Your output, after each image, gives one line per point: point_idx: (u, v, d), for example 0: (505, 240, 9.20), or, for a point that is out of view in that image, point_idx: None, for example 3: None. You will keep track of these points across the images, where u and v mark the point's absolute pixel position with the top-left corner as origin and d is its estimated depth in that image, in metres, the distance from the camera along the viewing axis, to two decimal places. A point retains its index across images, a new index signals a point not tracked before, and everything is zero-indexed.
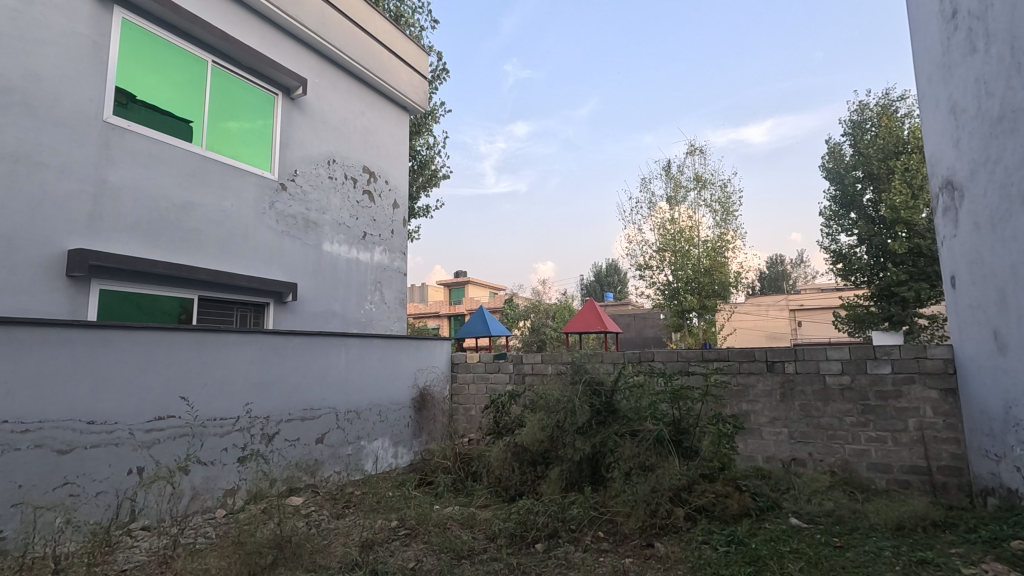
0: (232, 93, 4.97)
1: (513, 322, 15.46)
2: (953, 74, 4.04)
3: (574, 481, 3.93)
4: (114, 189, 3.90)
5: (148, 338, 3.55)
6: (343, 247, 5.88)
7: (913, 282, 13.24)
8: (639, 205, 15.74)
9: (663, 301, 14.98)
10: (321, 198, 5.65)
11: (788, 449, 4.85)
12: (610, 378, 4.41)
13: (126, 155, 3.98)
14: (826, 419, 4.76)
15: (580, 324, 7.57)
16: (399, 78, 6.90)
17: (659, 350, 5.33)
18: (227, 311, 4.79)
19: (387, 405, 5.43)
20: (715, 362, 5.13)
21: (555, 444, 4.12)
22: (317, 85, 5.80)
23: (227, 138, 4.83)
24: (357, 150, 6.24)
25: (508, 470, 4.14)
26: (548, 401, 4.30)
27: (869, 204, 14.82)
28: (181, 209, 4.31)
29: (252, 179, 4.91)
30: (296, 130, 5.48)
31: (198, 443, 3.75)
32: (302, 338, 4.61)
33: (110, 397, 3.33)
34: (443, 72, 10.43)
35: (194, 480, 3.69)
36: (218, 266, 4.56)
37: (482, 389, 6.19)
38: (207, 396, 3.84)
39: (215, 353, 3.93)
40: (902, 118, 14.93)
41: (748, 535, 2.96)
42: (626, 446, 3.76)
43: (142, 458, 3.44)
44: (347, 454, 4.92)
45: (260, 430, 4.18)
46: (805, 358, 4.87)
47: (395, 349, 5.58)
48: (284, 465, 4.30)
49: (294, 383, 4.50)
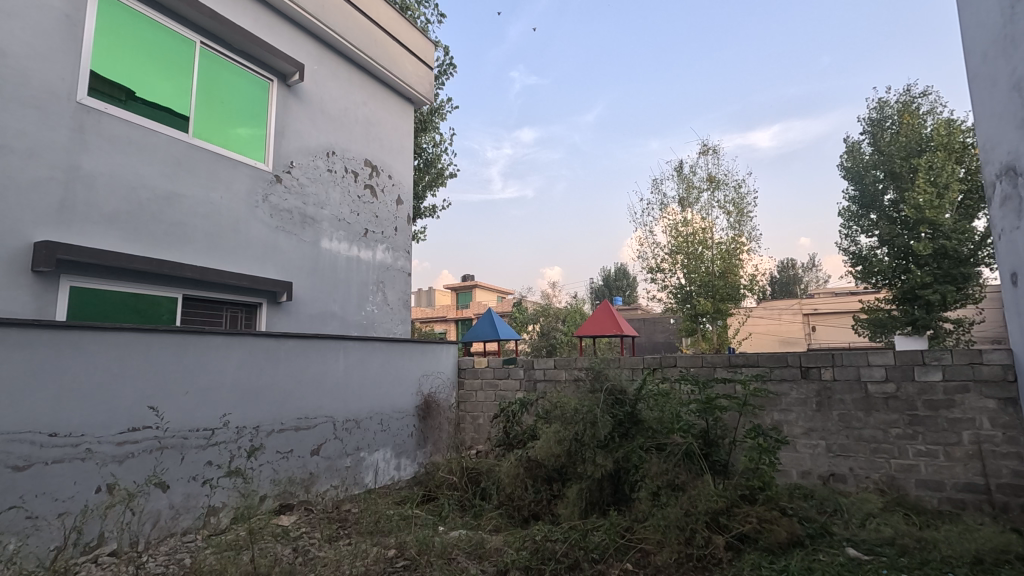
0: (224, 78, 4.63)
1: (522, 326, 15.04)
2: (1017, 46, 3.64)
3: (595, 501, 3.50)
4: (88, 177, 3.55)
5: (122, 340, 3.19)
6: (343, 245, 5.52)
7: (939, 284, 12.72)
8: (650, 207, 15.32)
9: (675, 305, 14.50)
10: (320, 192, 5.30)
11: (827, 464, 4.41)
12: (632, 385, 4.01)
13: (102, 140, 3.64)
14: (868, 431, 4.33)
15: (595, 327, 7.15)
16: (403, 67, 6.56)
17: (681, 355, 4.91)
18: (217, 312, 4.43)
19: (389, 414, 5.05)
20: (745, 367, 4.70)
21: (573, 459, 3.67)
22: (316, 72, 5.46)
23: (217, 125, 4.49)
24: (358, 143, 5.89)
25: (519, 489, 3.73)
26: (564, 412, 3.88)
27: (890, 204, 14.31)
28: (165, 201, 3.97)
29: (244, 170, 4.56)
30: (292, 119, 5.14)
31: (177, 456, 3.39)
32: (297, 341, 4.24)
33: (75, 406, 2.97)
34: (450, 68, 10.10)
35: (172, 498, 3.34)
36: (207, 262, 4.20)
37: (491, 396, 5.79)
38: (188, 405, 3.48)
39: (198, 357, 3.57)
40: (924, 115, 14.46)
41: (803, 572, 2.54)
42: (653, 463, 3.38)
43: (111, 474, 3.08)
44: (345, 467, 4.55)
45: (248, 441, 3.82)
46: (845, 364, 4.44)
47: (397, 353, 5.20)
48: (274, 480, 3.94)
49: (287, 390, 4.14)
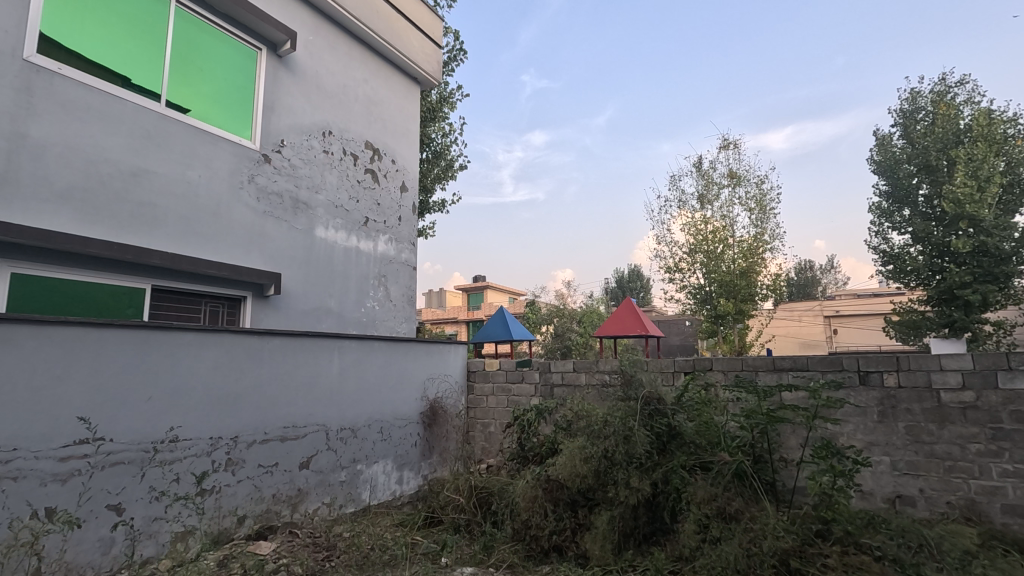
0: (204, 44, 4.12)
1: (535, 327, 14.44)
2: None
3: (629, 533, 2.93)
4: (36, 147, 3.06)
5: (67, 336, 2.68)
6: (340, 234, 5.00)
7: (978, 284, 11.92)
8: (666, 204, 14.68)
9: (695, 306, 13.83)
10: (315, 174, 4.79)
11: (891, 484, 3.79)
12: (670, 393, 3.44)
13: (55, 106, 3.15)
14: (942, 447, 3.69)
15: (616, 328, 6.54)
16: (408, 43, 6.04)
17: (719, 357, 4.31)
18: (194, 306, 3.92)
19: (390, 421, 4.51)
20: (794, 372, 4.10)
21: (602, 480, 3.09)
22: (311, 43, 4.94)
23: (193, 96, 4.00)
24: (358, 123, 5.38)
25: (538, 516, 3.13)
26: (589, 424, 3.29)
27: (923, 199, 13.47)
28: (132, 178, 3.47)
29: (226, 147, 4.06)
30: (283, 93, 4.63)
31: (136, 474, 2.87)
32: (283, 339, 3.72)
33: (5, 415, 2.45)
34: (460, 53, 9.57)
35: (128, 523, 2.82)
36: (181, 249, 3.70)
37: (503, 402, 5.23)
38: (149, 413, 2.96)
39: (163, 357, 3.05)
40: (961, 105, 13.61)
41: None
42: (699, 486, 2.83)
43: (52, 496, 2.56)
44: (339, 482, 4.02)
45: (224, 455, 3.29)
46: (911, 369, 3.82)
47: (399, 354, 4.66)
48: (255, 498, 3.43)
49: (272, 396, 3.61)
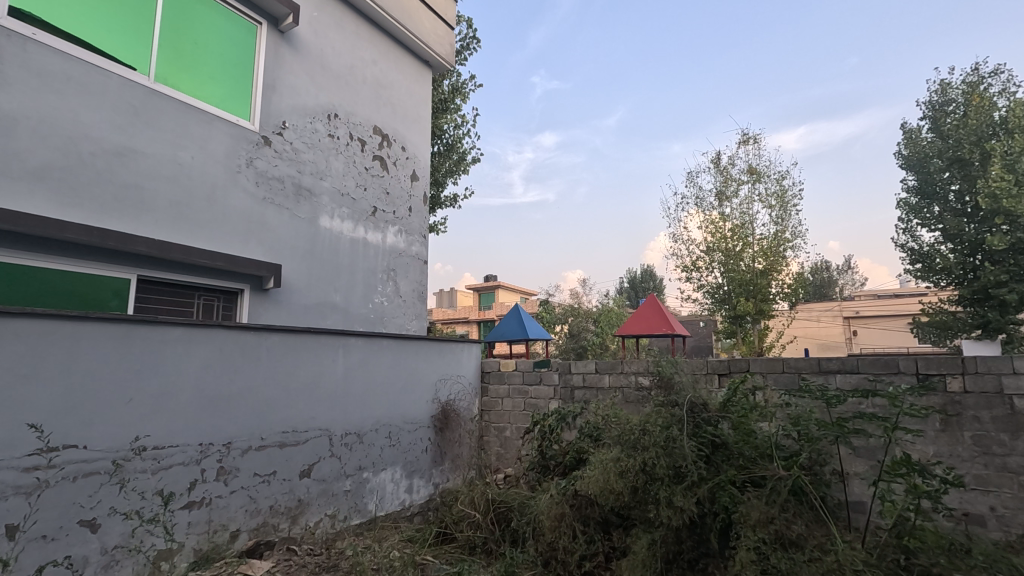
0: (200, 16, 3.81)
1: (547, 327, 14.03)
2: None
3: (672, 558, 2.57)
4: (7, 120, 2.75)
5: (34, 329, 2.36)
6: (346, 225, 4.67)
7: (1014, 283, 11.18)
8: (684, 202, 14.23)
9: (713, 306, 13.37)
10: (319, 160, 4.46)
11: (957, 501, 3.33)
12: (711, 398, 3.04)
13: (30, 77, 2.84)
14: (1016, 460, 3.22)
15: (638, 326, 6.13)
16: (420, 23, 5.70)
17: (759, 358, 3.91)
18: (187, 299, 3.61)
19: (399, 425, 4.16)
20: (843, 375, 3.68)
21: (639, 498, 2.73)
22: (315, 19, 4.62)
23: (187, 72, 3.68)
24: (366, 106, 5.05)
25: (565, 537, 2.79)
26: (622, 432, 2.91)
27: (954, 196, 12.96)
28: (117, 158, 3.16)
29: (222, 127, 3.74)
30: (285, 72, 4.30)
31: (114, 485, 2.54)
32: (283, 336, 3.38)
33: None
34: (473, 42, 9.23)
35: (105, 541, 2.49)
36: (172, 237, 3.38)
37: (520, 405, 4.87)
38: (130, 417, 2.63)
39: (147, 354, 2.73)
40: (995, 96, 12.99)
41: None
42: (752, 506, 2.43)
43: (13, 512, 2.24)
44: (344, 492, 3.67)
45: (215, 462, 2.96)
46: (980, 372, 3.35)
47: (410, 353, 4.32)
48: (249, 511, 3.09)
49: (269, 398, 3.28)
